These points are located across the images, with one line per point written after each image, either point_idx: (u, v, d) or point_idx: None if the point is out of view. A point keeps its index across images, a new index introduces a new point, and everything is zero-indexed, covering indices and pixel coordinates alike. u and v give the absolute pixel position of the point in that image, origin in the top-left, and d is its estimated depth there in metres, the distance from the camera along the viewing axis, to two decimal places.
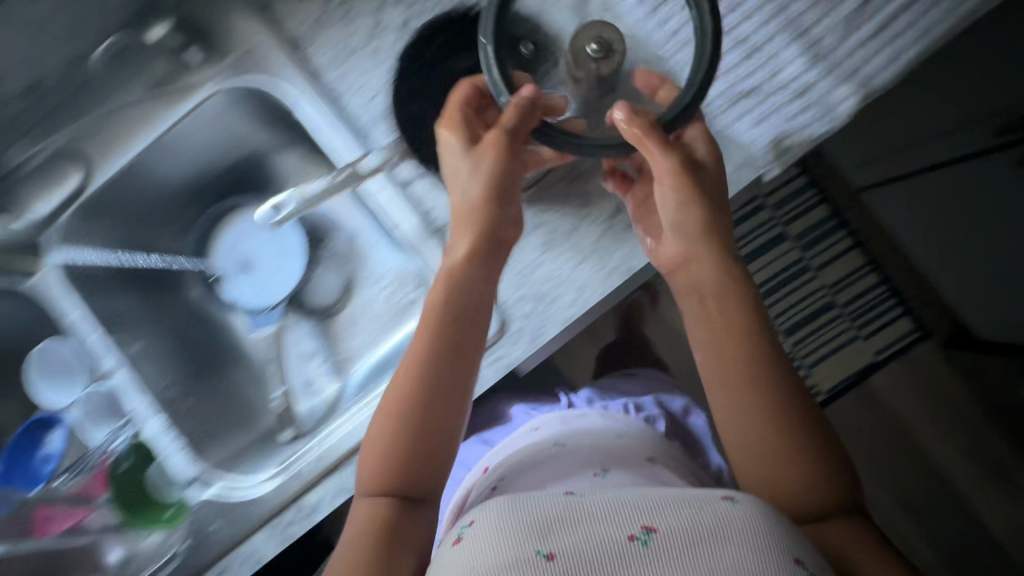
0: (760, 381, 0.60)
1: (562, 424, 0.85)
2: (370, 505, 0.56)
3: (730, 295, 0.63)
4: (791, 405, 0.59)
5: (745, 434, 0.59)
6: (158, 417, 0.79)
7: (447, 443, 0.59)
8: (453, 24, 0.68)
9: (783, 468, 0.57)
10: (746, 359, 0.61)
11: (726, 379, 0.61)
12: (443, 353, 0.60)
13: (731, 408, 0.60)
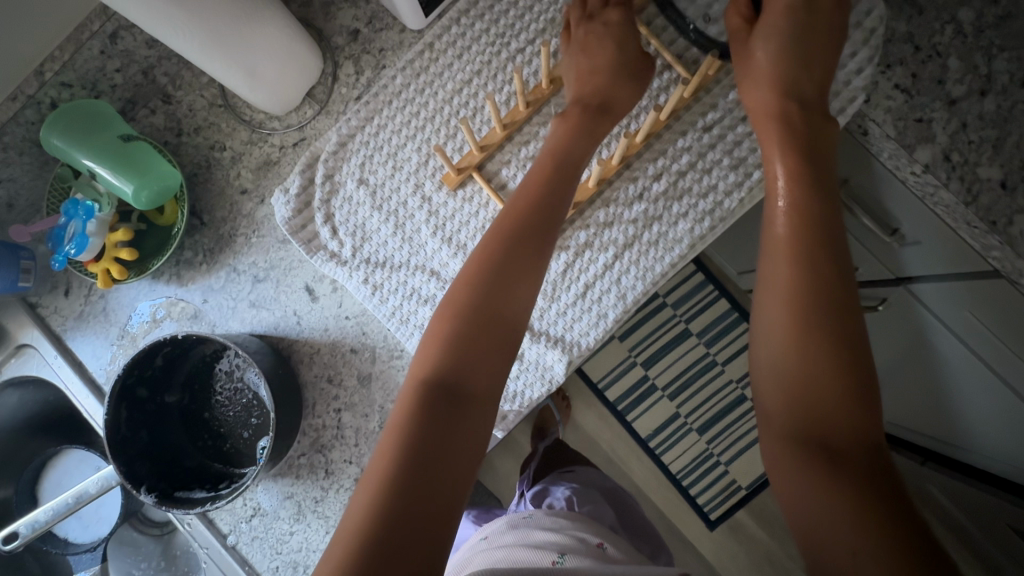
0: (806, 283, 0.48)
1: (509, 530, 0.75)
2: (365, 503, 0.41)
3: (803, 168, 0.53)
4: (839, 293, 0.48)
5: (790, 335, 0.47)
6: None
7: (485, 375, 0.48)
8: (192, 305, 0.69)
9: (831, 354, 0.45)
10: (821, 249, 0.49)
11: (779, 275, 0.49)
12: (505, 283, 0.51)
13: (801, 326, 0.47)
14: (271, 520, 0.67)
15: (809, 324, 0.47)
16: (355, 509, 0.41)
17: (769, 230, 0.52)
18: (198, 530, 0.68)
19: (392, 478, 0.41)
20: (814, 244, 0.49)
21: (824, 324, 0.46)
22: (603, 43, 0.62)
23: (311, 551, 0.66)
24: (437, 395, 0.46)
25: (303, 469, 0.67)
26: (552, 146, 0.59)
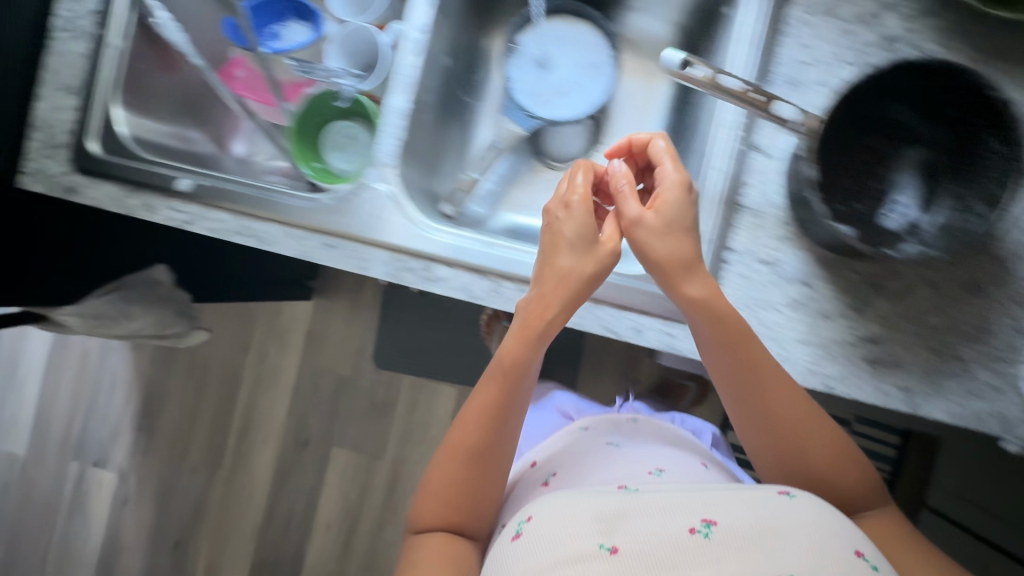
0: (784, 436, 0.57)
1: (615, 429, 0.81)
2: (443, 532, 0.59)
3: (718, 361, 0.57)
4: (842, 453, 0.57)
5: (824, 489, 0.57)
6: (415, 45, 0.67)
7: (481, 405, 0.60)
8: None
9: (898, 545, 0.55)
10: (825, 441, 0.57)
11: (769, 427, 0.57)
12: (487, 416, 0.59)
13: (804, 499, 0.58)
14: (774, 282, 0.61)
15: (833, 494, 0.57)
16: (437, 489, 0.60)
17: (755, 411, 0.57)
18: (714, 222, 0.62)
19: (449, 494, 0.59)
20: (812, 449, 0.56)
21: (820, 488, 0.57)
22: (669, 204, 0.56)
23: (771, 338, 0.62)
24: (462, 513, 0.60)
25: (844, 283, 0.61)
26: (706, 277, 0.55)
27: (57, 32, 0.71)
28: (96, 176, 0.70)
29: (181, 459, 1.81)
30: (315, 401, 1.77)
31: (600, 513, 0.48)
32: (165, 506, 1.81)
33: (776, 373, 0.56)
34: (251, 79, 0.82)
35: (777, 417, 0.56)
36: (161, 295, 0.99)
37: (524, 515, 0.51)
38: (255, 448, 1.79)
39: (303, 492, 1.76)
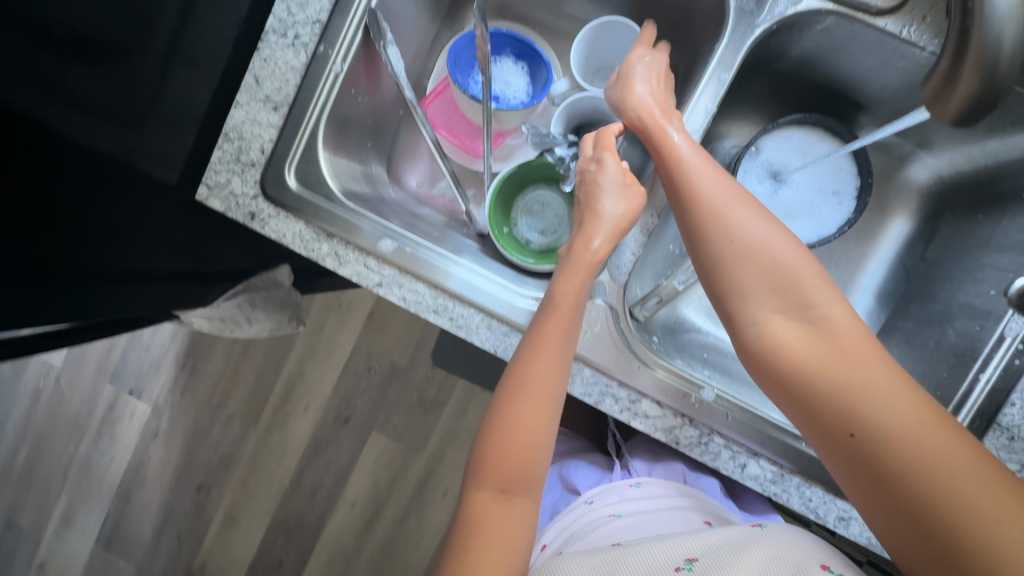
0: (759, 259, 0.51)
1: (618, 496, 0.69)
2: (500, 499, 0.54)
3: (720, 258, 0.52)
4: (802, 277, 0.50)
5: (802, 357, 0.48)
6: None
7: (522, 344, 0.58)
8: None
9: (850, 372, 0.46)
10: (763, 231, 0.51)
11: (753, 268, 0.51)
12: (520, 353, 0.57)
13: (776, 331, 0.50)
14: None
15: (809, 333, 0.49)
16: (508, 430, 0.55)
17: (710, 229, 0.52)
18: (962, 432, 0.57)
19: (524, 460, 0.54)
20: (761, 244, 0.51)
21: (792, 291, 0.49)
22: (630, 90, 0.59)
23: None
24: (511, 478, 0.54)
25: None
26: (651, 101, 0.58)
27: (270, 36, 0.62)
28: (287, 211, 0.63)
29: (218, 406, 1.55)
30: (364, 383, 1.49)
31: (593, 567, 0.53)
32: (192, 450, 1.56)
33: (712, 181, 0.53)
34: (456, 115, 0.74)
35: (738, 237, 0.52)
36: (278, 299, 0.90)
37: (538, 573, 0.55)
38: (294, 414, 1.52)
39: (332, 470, 1.50)
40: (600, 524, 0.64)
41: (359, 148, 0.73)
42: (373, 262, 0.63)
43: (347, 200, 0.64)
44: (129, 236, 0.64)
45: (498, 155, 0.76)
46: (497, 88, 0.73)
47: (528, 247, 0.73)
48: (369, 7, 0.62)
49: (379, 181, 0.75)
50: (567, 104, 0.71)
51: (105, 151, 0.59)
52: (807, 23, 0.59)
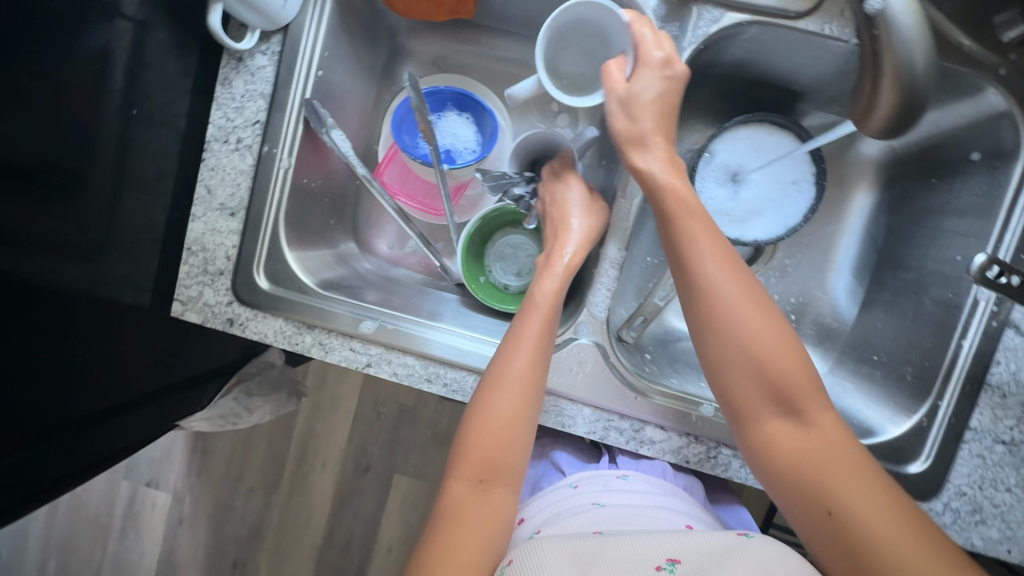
0: (759, 365, 0.49)
1: (604, 484, 0.70)
2: (475, 488, 0.54)
3: (712, 343, 0.51)
4: (789, 358, 0.49)
5: (788, 451, 0.48)
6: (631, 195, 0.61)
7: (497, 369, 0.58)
8: None
9: (838, 473, 0.46)
10: (758, 321, 0.49)
11: (741, 360, 0.49)
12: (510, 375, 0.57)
13: (770, 428, 0.50)
14: (1010, 462, 0.59)
15: (792, 430, 0.49)
16: (489, 429, 0.55)
17: (696, 306, 0.52)
18: (957, 399, 0.58)
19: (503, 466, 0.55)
20: (754, 333, 0.49)
21: (785, 394, 0.49)
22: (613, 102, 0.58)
23: (999, 519, 0.59)
24: (493, 465, 0.55)
25: None
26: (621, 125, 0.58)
27: (213, 144, 0.62)
28: (264, 312, 0.63)
29: (236, 480, 1.52)
30: (376, 428, 1.48)
31: (573, 553, 0.51)
32: (219, 529, 1.55)
33: (706, 252, 0.51)
34: (412, 177, 0.74)
35: (735, 326, 0.50)
36: (273, 379, 0.90)
37: (506, 561, 0.51)
38: (312, 473, 1.49)
39: (362, 520, 1.49)
40: (582, 511, 0.65)
41: (323, 229, 0.72)
42: (356, 345, 0.63)
43: (318, 289, 0.65)
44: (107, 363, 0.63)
45: (462, 206, 0.76)
46: (446, 141, 0.74)
47: (508, 291, 0.74)
48: (305, 98, 0.62)
49: (351, 257, 0.75)
50: (517, 144, 0.71)
51: (68, 288, 0.57)
52: (733, 35, 0.60)
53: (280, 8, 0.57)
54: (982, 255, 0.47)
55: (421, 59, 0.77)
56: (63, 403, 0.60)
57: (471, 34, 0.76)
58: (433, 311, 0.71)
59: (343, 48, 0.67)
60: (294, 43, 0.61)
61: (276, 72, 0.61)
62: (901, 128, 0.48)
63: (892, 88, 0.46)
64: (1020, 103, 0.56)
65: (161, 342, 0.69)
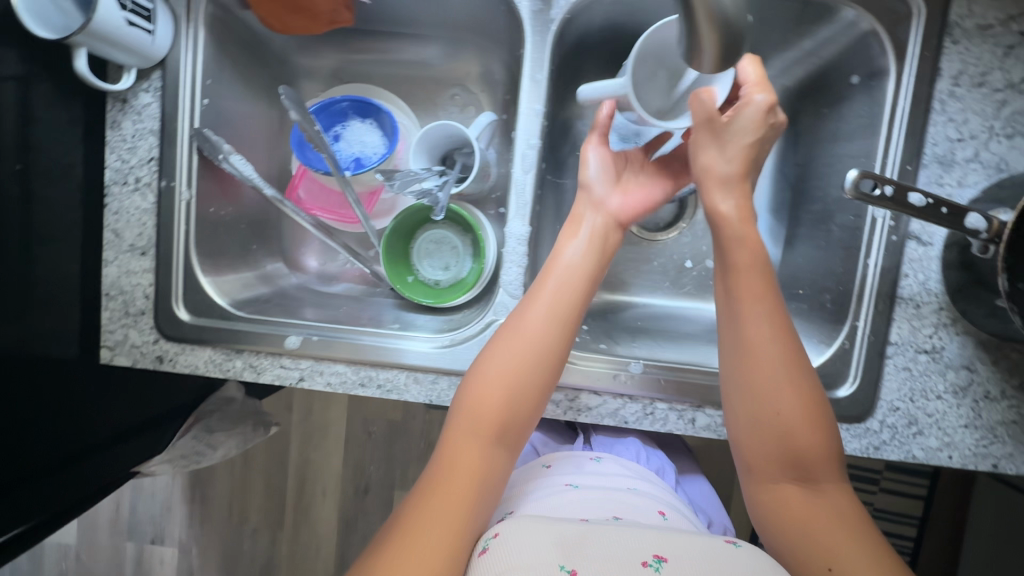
0: (789, 441, 0.52)
1: (577, 468, 0.70)
2: (446, 500, 0.50)
3: (732, 389, 0.54)
4: (811, 420, 0.52)
5: (794, 509, 0.51)
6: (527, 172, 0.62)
7: (491, 384, 0.55)
8: None
9: (832, 527, 0.49)
10: (783, 380, 0.52)
11: (757, 411, 0.53)
12: (505, 388, 0.55)
13: (779, 486, 0.53)
14: (936, 370, 0.59)
15: (803, 495, 0.52)
16: (470, 445, 0.53)
17: (737, 381, 0.54)
18: (872, 317, 0.59)
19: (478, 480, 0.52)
20: (780, 399, 0.52)
21: (801, 463, 0.52)
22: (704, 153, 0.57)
23: (936, 427, 0.60)
24: (472, 485, 0.52)
25: (1003, 362, 0.59)
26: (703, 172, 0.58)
27: (114, 189, 0.64)
28: (191, 343, 0.64)
29: (240, 521, 1.43)
30: (370, 446, 1.40)
31: (559, 535, 0.49)
32: None
33: (756, 326, 0.53)
34: (324, 192, 0.75)
35: (759, 387, 0.53)
36: (235, 413, 0.85)
37: (489, 533, 0.51)
38: (314, 502, 1.41)
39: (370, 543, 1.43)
40: (558, 490, 0.65)
41: (243, 254, 0.73)
42: (284, 361, 0.64)
43: (242, 314, 0.66)
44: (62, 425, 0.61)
45: (380, 213, 0.75)
46: (355, 151, 0.73)
47: (439, 286, 0.74)
48: (194, 128, 0.63)
49: (278, 276, 0.76)
50: (417, 140, 0.71)
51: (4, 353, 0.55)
52: (595, 0, 0.61)
53: (153, 44, 0.58)
54: (852, 171, 0.47)
55: (320, 75, 0.78)
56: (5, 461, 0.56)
57: (364, 42, 0.76)
58: (372, 317, 0.72)
59: (232, 75, 0.68)
60: (174, 78, 0.62)
61: (161, 107, 0.62)
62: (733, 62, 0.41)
63: (713, 28, 0.38)
64: (882, 20, 0.57)
65: (101, 391, 0.66)
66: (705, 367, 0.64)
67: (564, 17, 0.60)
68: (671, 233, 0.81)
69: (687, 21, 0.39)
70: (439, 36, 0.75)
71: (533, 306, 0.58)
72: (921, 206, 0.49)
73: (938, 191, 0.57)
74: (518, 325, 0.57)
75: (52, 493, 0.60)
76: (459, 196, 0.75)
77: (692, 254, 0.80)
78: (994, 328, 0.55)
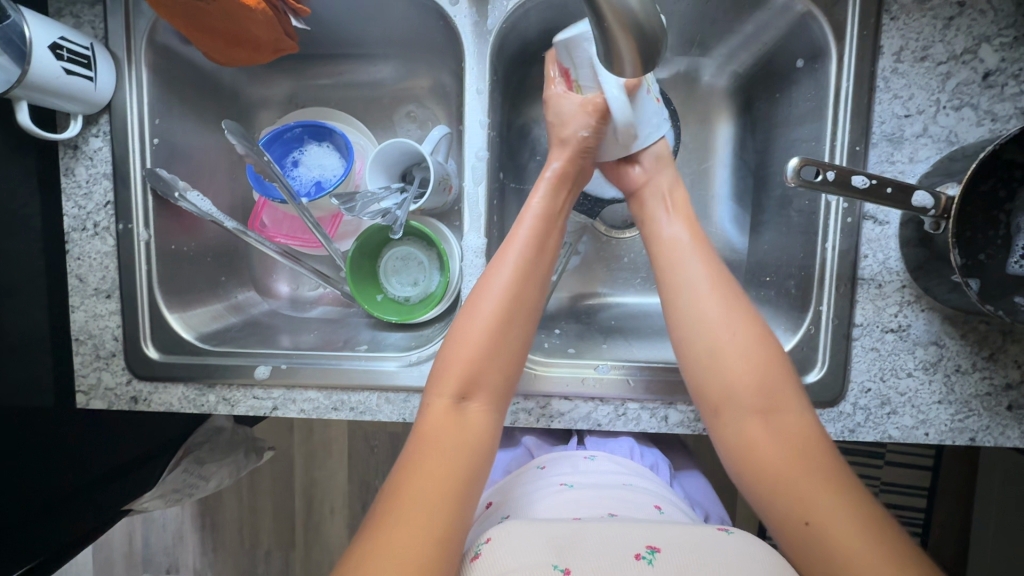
0: (755, 379, 0.50)
1: (571, 466, 0.64)
2: (427, 454, 0.49)
3: (690, 339, 0.53)
4: (768, 361, 0.51)
5: (761, 448, 0.49)
6: (480, 185, 0.62)
7: (463, 335, 0.54)
8: None
9: (801, 467, 0.47)
10: (741, 328, 0.52)
11: (716, 355, 0.52)
12: (486, 335, 0.54)
13: (745, 427, 0.50)
14: (904, 348, 0.59)
15: (771, 429, 0.49)
16: (446, 408, 0.52)
17: (691, 319, 0.53)
18: (835, 300, 0.60)
19: (455, 490, 0.48)
20: (732, 330, 0.52)
21: (772, 405, 0.50)
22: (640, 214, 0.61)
23: (908, 405, 0.59)
24: (451, 437, 0.51)
25: (972, 335, 0.58)
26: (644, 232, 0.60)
27: (73, 235, 0.64)
28: (163, 381, 0.65)
29: (251, 546, 1.31)
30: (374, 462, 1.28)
31: (551, 537, 0.48)
32: None
33: (698, 294, 0.53)
34: (287, 219, 0.75)
35: (713, 327, 0.52)
36: (226, 442, 0.85)
37: (482, 538, 0.50)
38: (323, 521, 1.29)
39: None
40: (551, 491, 0.60)
41: (212, 286, 0.73)
42: (256, 391, 0.65)
43: (211, 347, 0.66)
44: (58, 466, 0.62)
45: (345, 233, 0.77)
46: (314, 175, 0.73)
47: (410, 302, 0.74)
48: (147, 168, 0.64)
49: (250, 304, 0.77)
50: (371, 161, 0.70)
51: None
52: (529, 8, 0.62)
53: (95, 90, 0.59)
54: (791, 160, 0.47)
55: (275, 102, 0.78)
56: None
57: (315, 67, 0.77)
58: (347, 339, 0.72)
59: (186, 112, 0.69)
60: (124, 121, 0.63)
61: (112, 151, 0.63)
62: (654, 62, 0.42)
63: (627, 34, 0.39)
64: (817, 2, 0.57)
65: (82, 432, 0.66)
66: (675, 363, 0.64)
67: (501, 26, 0.61)
68: (639, 229, 0.80)
69: (604, 35, 0.40)
70: (388, 54, 0.75)
71: (504, 257, 0.57)
72: (865, 188, 0.49)
73: (890, 169, 0.57)
74: (477, 311, 0.55)
75: (43, 535, 0.60)
76: (421, 212, 0.75)
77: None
78: (954, 302, 0.55)
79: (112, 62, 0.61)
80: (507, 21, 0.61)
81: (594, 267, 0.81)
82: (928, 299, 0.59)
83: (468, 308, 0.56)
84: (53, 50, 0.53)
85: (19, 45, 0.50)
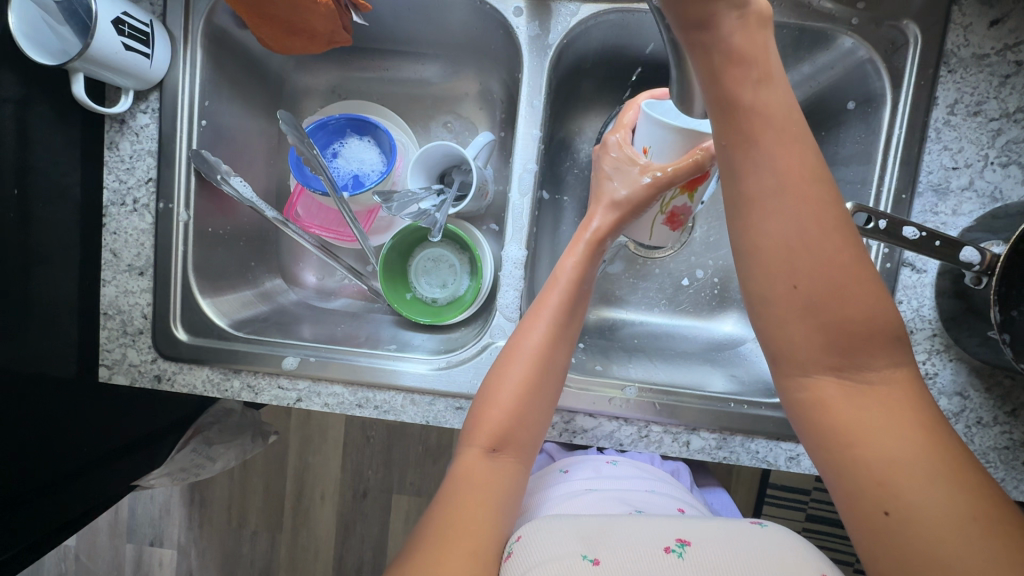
0: (826, 316, 0.41)
1: (593, 470, 0.63)
2: (448, 514, 0.48)
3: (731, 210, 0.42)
4: (853, 274, 0.41)
5: (837, 411, 0.42)
6: (524, 196, 0.62)
7: (504, 396, 0.53)
8: None
9: (903, 452, 0.39)
10: (834, 255, 0.40)
11: (780, 274, 0.41)
12: (524, 394, 0.53)
13: (815, 379, 0.43)
14: None
15: (848, 390, 0.42)
16: (473, 471, 0.51)
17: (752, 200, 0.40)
18: None
19: (486, 537, 0.48)
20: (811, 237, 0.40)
21: (841, 344, 0.41)
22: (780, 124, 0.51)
23: None
24: (477, 495, 0.49)
25: (996, 389, 0.59)
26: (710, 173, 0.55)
27: (111, 209, 0.64)
28: (188, 363, 0.65)
29: (240, 524, 1.30)
30: (369, 452, 1.27)
31: (580, 530, 0.48)
32: None
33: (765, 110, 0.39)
34: (322, 209, 0.75)
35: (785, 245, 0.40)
36: (235, 424, 0.84)
37: (513, 537, 0.49)
38: (313, 507, 1.29)
39: None
40: (575, 491, 0.60)
41: (243, 271, 0.73)
42: (283, 381, 0.65)
43: (241, 334, 0.66)
44: (70, 440, 0.61)
45: (378, 229, 0.76)
46: (354, 168, 0.72)
47: (438, 304, 0.74)
48: (192, 149, 0.64)
49: (277, 292, 0.76)
50: (414, 162, 0.70)
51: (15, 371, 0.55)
52: (590, 26, 0.62)
53: (150, 67, 0.59)
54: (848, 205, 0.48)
55: (319, 91, 0.78)
56: (4, 481, 0.55)
57: (364, 60, 0.77)
58: (370, 335, 0.71)
59: (235, 94, 0.68)
60: (173, 100, 0.63)
61: (159, 129, 0.63)
62: None
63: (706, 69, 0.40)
64: (878, 49, 0.58)
65: (101, 408, 0.65)
66: (702, 390, 0.65)
67: (561, 41, 0.61)
68: (670, 249, 0.81)
69: (678, 63, 0.41)
70: (438, 54, 0.75)
71: (555, 312, 0.55)
72: (914, 239, 0.50)
73: (932, 219, 0.58)
74: (508, 371, 0.54)
75: (51, 511, 0.59)
76: (455, 215, 0.75)
77: (688, 271, 0.81)
78: (983, 355, 0.55)
79: (169, 40, 0.61)
80: (569, 37, 0.61)
81: (620, 283, 0.82)
82: (957, 350, 0.59)
83: (513, 361, 0.54)
84: (115, 25, 0.52)
85: (83, 19, 0.52)
